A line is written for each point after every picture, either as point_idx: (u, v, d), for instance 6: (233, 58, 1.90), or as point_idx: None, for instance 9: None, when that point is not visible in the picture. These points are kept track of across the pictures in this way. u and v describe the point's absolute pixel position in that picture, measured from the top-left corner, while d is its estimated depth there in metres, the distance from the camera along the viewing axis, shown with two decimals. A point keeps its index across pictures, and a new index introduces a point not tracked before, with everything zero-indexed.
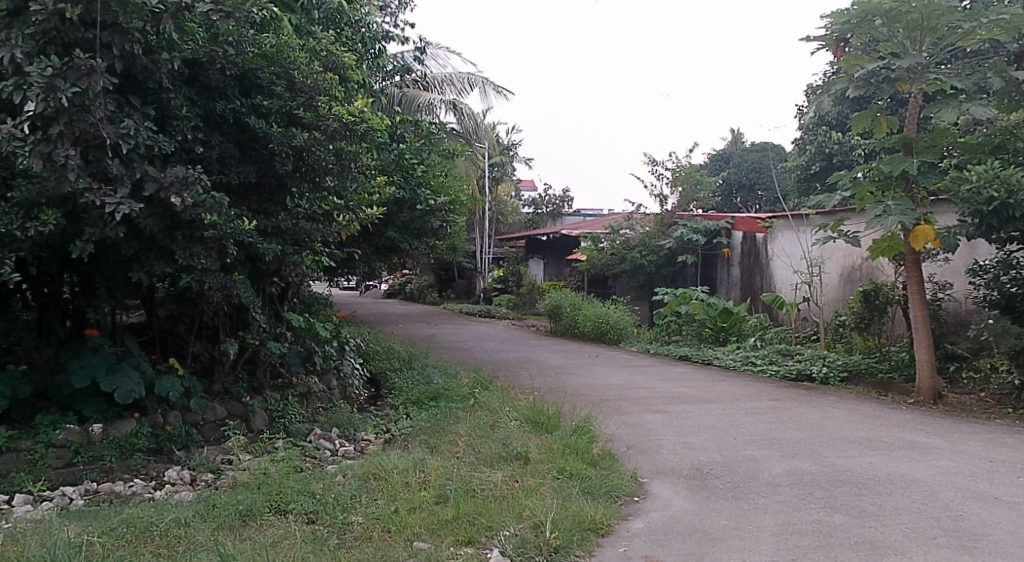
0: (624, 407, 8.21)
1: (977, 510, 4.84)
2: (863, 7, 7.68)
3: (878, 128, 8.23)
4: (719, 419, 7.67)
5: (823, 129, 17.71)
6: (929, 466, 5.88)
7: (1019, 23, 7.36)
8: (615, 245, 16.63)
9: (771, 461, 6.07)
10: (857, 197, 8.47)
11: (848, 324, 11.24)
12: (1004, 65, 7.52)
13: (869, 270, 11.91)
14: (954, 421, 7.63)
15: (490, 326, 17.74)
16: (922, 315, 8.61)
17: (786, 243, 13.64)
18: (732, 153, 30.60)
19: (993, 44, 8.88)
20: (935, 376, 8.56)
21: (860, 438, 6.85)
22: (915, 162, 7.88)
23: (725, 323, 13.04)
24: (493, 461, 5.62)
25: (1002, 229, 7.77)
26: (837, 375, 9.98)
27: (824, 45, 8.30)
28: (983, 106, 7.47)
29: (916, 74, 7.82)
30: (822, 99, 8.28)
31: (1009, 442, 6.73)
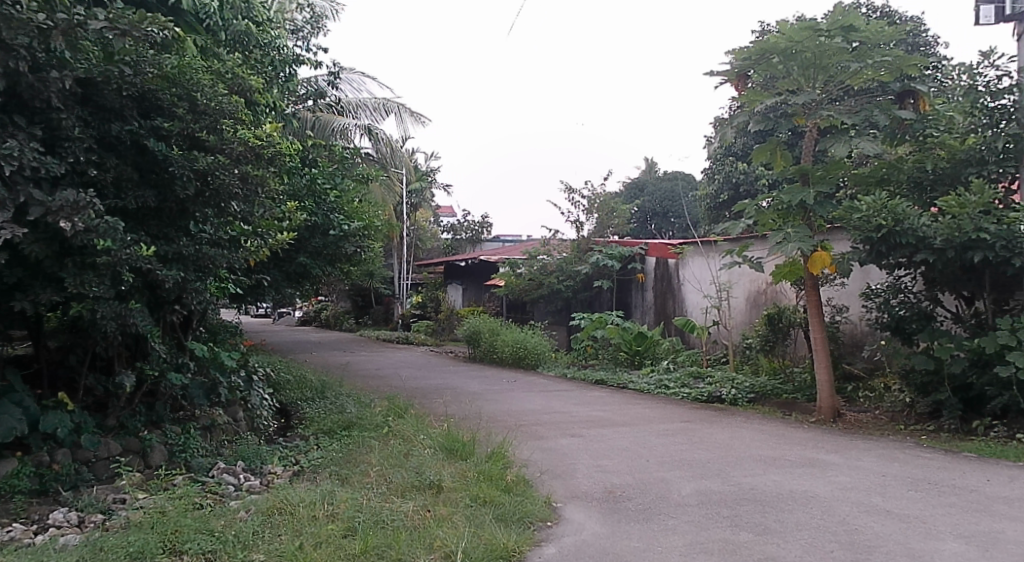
0: (540, 432, 8.24)
1: (871, 524, 5.05)
2: (761, 45, 8.16)
3: (775, 161, 8.69)
4: (632, 442, 7.80)
5: (729, 160, 18.52)
6: (828, 482, 6.13)
7: (901, 64, 7.91)
8: (532, 271, 16.78)
9: (681, 481, 6.20)
10: (760, 224, 8.91)
11: (754, 347, 11.70)
12: (889, 104, 8.07)
13: (772, 295, 12.44)
14: (851, 439, 8.00)
15: (407, 353, 17.56)
16: (821, 338, 9.00)
17: (696, 268, 14.11)
18: (647, 182, 31.33)
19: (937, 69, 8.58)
20: (834, 396, 8.95)
21: (765, 457, 7.08)
22: (812, 192, 8.34)
23: (639, 346, 13.39)
24: (405, 490, 5.52)
25: (890, 255, 8.22)
26: (744, 397, 10.31)
27: (726, 80, 8.67)
28: (870, 142, 8.02)
29: (811, 110, 8.31)
30: (726, 132, 8.70)
31: (900, 457, 7.10)
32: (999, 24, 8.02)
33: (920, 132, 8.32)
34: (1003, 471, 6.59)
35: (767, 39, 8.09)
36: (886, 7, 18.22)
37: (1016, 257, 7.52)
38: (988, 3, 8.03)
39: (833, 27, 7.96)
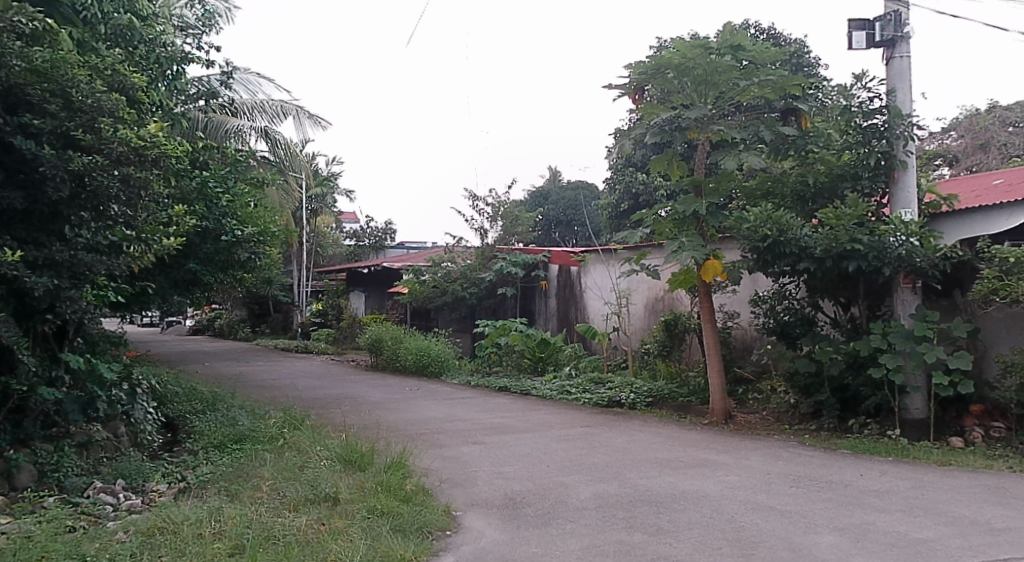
0: (442, 440, 8.17)
1: (756, 520, 5.27)
2: (656, 60, 8.40)
3: (671, 171, 8.95)
4: (533, 447, 7.85)
5: (629, 171, 19.00)
6: (718, 482, 6.35)
7: (785, 84, 8.30)
8: (436, 277, 16.54)
9: (580, 485, 6.28)
10: (657, 233, 9.24)
11: (652, 352, 12.05)
12: (773, 121, 8.62)
13: (669, 301, 12.84)
14: (741, 439, 8.32)
15: (306, 362, 17.09)
16: (713, 342, 9.33)
17: (597, 276, 14.41)
18: (551, 191, 31.74)
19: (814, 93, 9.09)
20: (726, 398, 9.31)
21: (659, 459, 7.26)
22: (704, 203, 8.71)
23: (543, 353, 13.51)
24: (299, 504, 5.33)
25: (775, 263, 8.62)
26: (643, 401, 10.56)
27: (624, 93, 8.88)
28: (756, 155, 8.46)
29: (703, 124, 8.63)
30: (624, 143, 8.90)
31: (785, 456, 7.45)
32: (870, 49, 8.59)
33: (803, 148, 8.71)
34: (876, 466, 7.01)
35: (662, 54, 8.35)
36: (773, 28, 19.16)
37: (887, 265, 8.05)
38: (859, 30, 8.59)
39: (722, 46, 8.32)
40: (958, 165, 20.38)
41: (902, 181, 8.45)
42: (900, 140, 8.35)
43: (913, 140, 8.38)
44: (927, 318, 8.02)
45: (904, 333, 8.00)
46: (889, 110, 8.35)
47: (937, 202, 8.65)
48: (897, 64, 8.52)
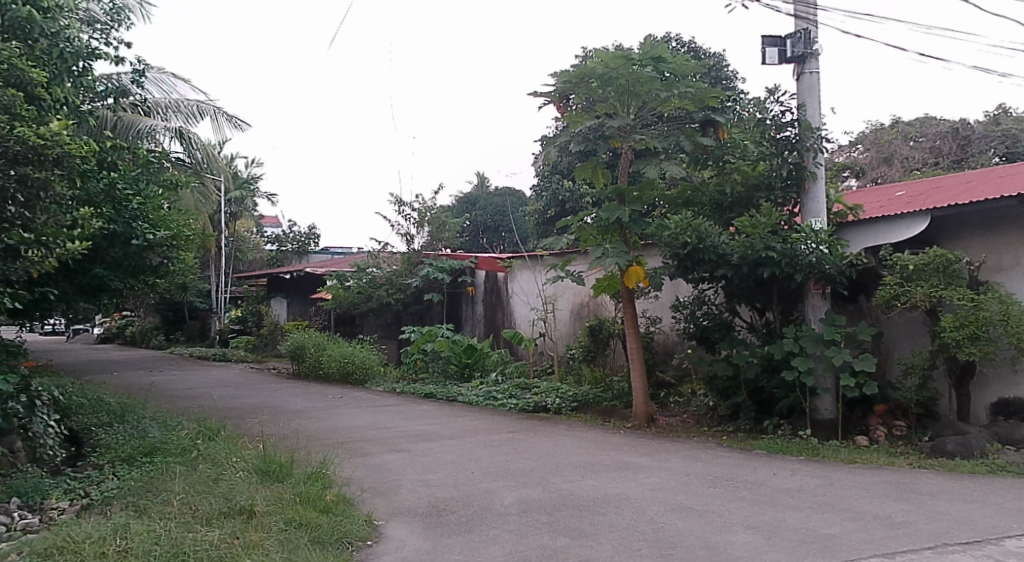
0: (365, 449, 8.04)
1: (675, 521, 5.37)
2: (580, 69, 8.51)
3: (596, 178, 9.06)
4: (457, 454, 7.80)
5: (556, 178, 19.17)
6: (639, 484, 6.45)
7: (703, 95, 8.59)
8: (361, 283, 16.27)
9: (503, 491, 6.27)
10: (582, 239, 9.35)
11: (577, 357, 12.18)
12: (693, 131, 8.81)
13: (594, 307, 13.00)
14: (663, 442, 8.48)
15: (224, 371, 16.54)
16: (636, 347, 9.49)
17: (524, 282, 14.48)
18: (479, 197, 31.75)
19: (729, 103, 9.45)
20: (648, 402, 9.49)
21: (583, 463, 7.33)
22: (627, 210, 8.91)
23: (469, 359, 13.43)
24: (213, 517, 5.15)
25: (694, 270, 8.85)
26: (569, 405, 10.65)
27: (549, 101, 8.95)
28: (676, 164, 8.68)
29: (625, 133, 8.77)
30: (549, 150, 8.96)
31: (704, 457, 7.63)
32: (781, 64, 8.93)
33: (720, 158, 9.04)
34: (789, 465, 7.26)
35: (586, 63, 8.47)
36: (693, 41, 19.71)
37: (798, 272, 8.38)
38: (771, 46, 8.91)
39: (644, 58, 8.48)
40: (864, 177, 21.42)
41: (813, 192, 8.81)
42: (810, 152, 8.69)
43: (823, 152, 8.73)
44: (835, 322, 8.38)
45: (814, 337, 8.34)
46: (800, 123, 8.67)
47: (845, 212, 9.04)
48: (807, 80, 8.87)
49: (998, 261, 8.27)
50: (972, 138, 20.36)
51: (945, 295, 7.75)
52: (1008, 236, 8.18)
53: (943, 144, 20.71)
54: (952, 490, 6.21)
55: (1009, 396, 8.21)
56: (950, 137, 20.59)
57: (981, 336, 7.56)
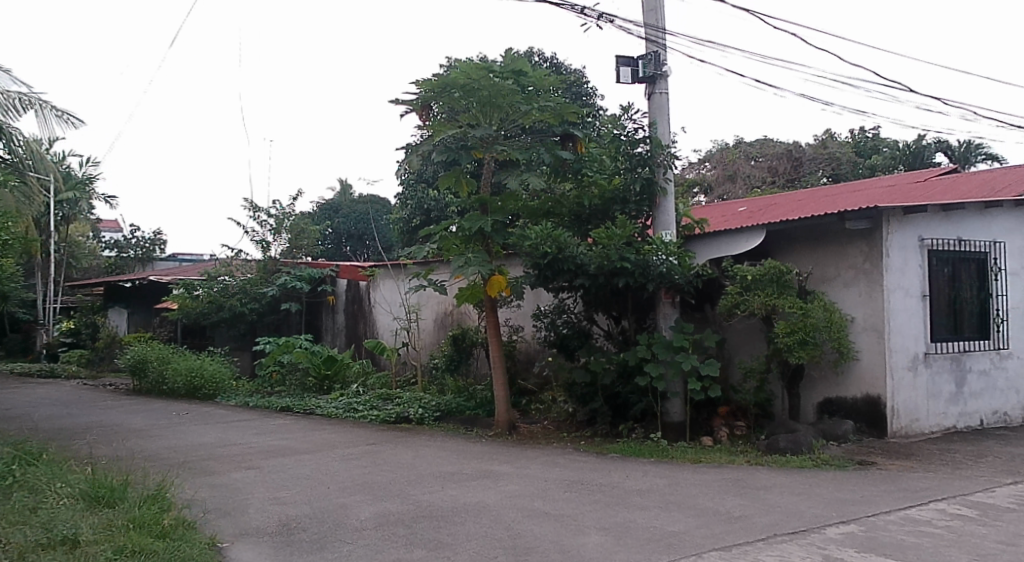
0: (211, 467, 7.60)
1: (532, 526, 5.44)
2: (442, 79, 8.53)
3: (460, 188, 9.06)
4: (312, 469, 7.54)
5: (420, 187, 19.07)
6: (498, 491, 6.49)
7: (562, 111, 8.79)
8: (211, 292, 15.45)
9: (359, 505, 6.12)
10: (444, 248, 9.35)
11: (440, 366, 12.12)
12: (553, 145, 9.02)
13: (458, 316, 13.00)
14: (523, 449, 8.58)
15: (52, 388, 15.13)
16: (498, 355, 9.57)
17: (386, 291, 14.29)
18: (341, 204, 31.04)
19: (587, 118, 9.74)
20: (509, 409, 9.59)
21: (443, 473, 7.28)
22: (489, 220, 9.01)
23: (328, 371, 13.05)
24: (29, 551, 4.66)
25: (554, 279, 9.07)
26: (431, 416, 10.55)
27: (411, 110, 8.87)
28: (536, 176, 8.88)
29: (487, 144, 8.81)
30: (412, 159, 8.88)
31: (562, 462, 7.80)
32: (633, 84, 9.33)
33: (579, 171, 9.30)
34: (641, 467, 7.54)
35: (448, 74, 8.50)
36: (553, 56, 20.22)
37: (650, 282, 8.76)
38: (624, 66, 9.30)
39: (504, 71, 8.60)
40: (711, 194, 22.75)
41: (663, 207, 9.23)
42: (661, 168, 9.10)
43: (672, 168, 9.17)
44: (684, 330, 8.81)
45: (665, 344, 8.74)
46: (651, 141, 9.05)
47: (692, 225, 9.53)
48: (658, 100, 9.32)
49: (824, 272, 9.02)
50: (803, 160, 22.15)
51: (778, 304, 8.34)
52: (832, 249, 8.95)
53: (779, 165, 22.39)
54: (784, 484, 6.68)
55: (832, 396, 8.98)
56: (785, 158, 22.28)
57: (809, 341, 8.22)
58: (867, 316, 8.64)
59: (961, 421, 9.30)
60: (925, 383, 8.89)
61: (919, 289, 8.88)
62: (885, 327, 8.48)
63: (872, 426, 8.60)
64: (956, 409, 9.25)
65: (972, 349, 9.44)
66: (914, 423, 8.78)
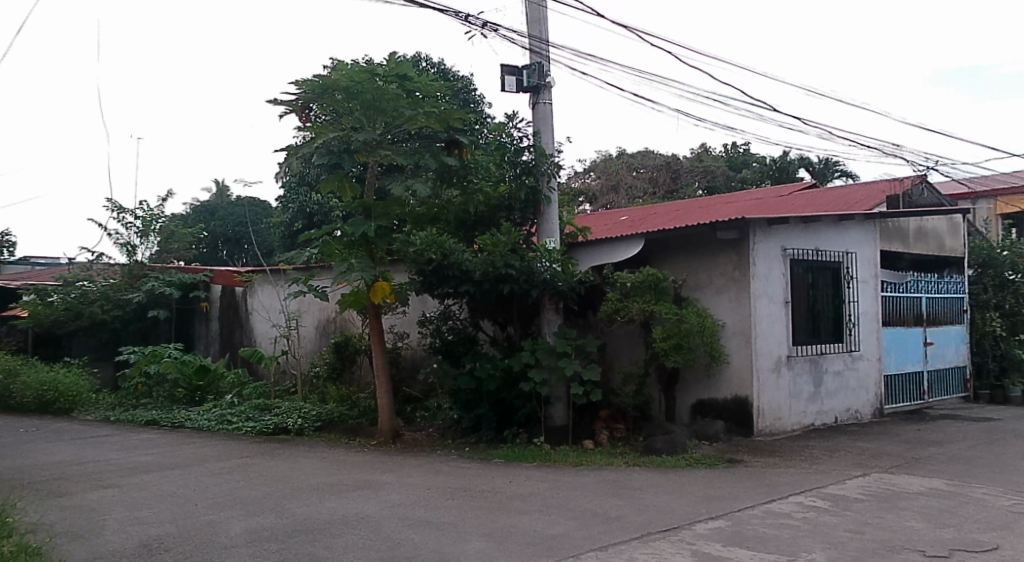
0: (64, 488, 7.07)
1: (411, 535, 5.39)
2: (324, 81, 8.35)
3: (343, 192, 8.85)
4: (179, 485, 7.17)
5: (303, 190, 18.58)
6: (378, 501, 6.39)
7: (447, 117, 8.78)
8: (68, 298, 14.40)
9: (229, 522, 5.86)
10: (326, 253, 9.12)
11: (321, 375, 11.83)
12: (438, 150, 8.98)
13: (340, 323, 12.73)
14: (405, 458, 8.49)
15: None
16: (382, 363, 9.42)
17: (265, 298, 13.81)
18: (218, 206, 29.75)
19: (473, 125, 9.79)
20: (393, 417, 9.46)
21: (322, 484, 7.09)
22: (373, 226, 8.86)
23: (200, 382, 12.49)
24: None
25: (439, 285, 9.03)
26: (311, 426, 10.24)
27: (290, 111, 8.62)
28: (421, 182, 8.83)
29: (371, 148, 8.67)
30: (291, 161, 8.61)
31: (445, 470, 7.77)
32: (518, 92, 9.47)
33: (464, 178, 9.31)
34: (523, 472, 7.62)
35: (330, 76, 8.33)
36: (441, 62, 20.21)
37: (534, 289, 8.89)
38: (510, 75, 9.43)
39: (388, 75, 8.51)
40: (595, 203, 23.32)
41: (547, 215, 9.39)
42: (545, 177, 9.24)
43: (556, 177, 9.35)
44: (567, 335, 8.97)
45: (548, 349, 8.88)
46: (535, 150, 9.21)
47: (575, 233, 9.74)
48: (542, 109, 9.48)
49: (697, 280, 9.45)
50: (681, 172, 23.21)
51: (655, 310, 8.65)
52: (705, 258, 9.39)
53: (658, 176, 23.30)
54: (659, 484, 6.93)
55: (705, 398, 9.39)
56: (664, 170, 23.24)
57: (684, 346, 8.58)
58: (736, 321, 9.11)
59: (819, 419, 9.95)
60: (788, 384, 9.47)
61: (782, 295, 9.45)
62: (752, 331, 8.97)
63: (740, 426, 9.06)
64: (814, 408, 9.89)
65: (829, 351, 10.13)
66: (778, 422, 9.33)
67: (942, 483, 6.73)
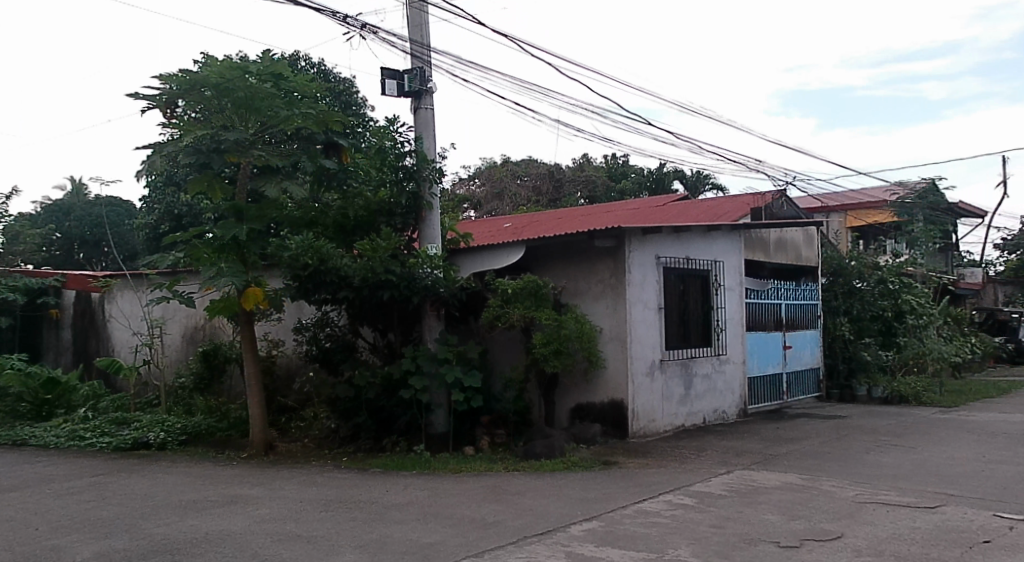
0: None
1: (280, 551, 5.18)
2: (192, 76, 7.94)
3: (212, 194, 8.43)
4: (21, 509, 6.59)
5: (169, 191, 17.64)
6: (246, 517, 6.11)
7: (325, 119, 8.56)
8: None
9: (77, 546, 5.44)
10: (192, 257, 8.65)
11: (188, 386, 11.24)
12: (315, 152, 8.73)
13: (210, 331, 12.17)
14: (277, 470, 8.17)
15: None
16: (254, 372, 9.05)
17: (125, 304, 13.00)
18: (74, 206, 27.71)
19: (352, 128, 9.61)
20: (265, 429, 9.10)
21: (184, 502, 6.70)
22: (245, 229, 8.48)
23: (49, 396, 11.54)
24: None
25: (316, 291, 8.78)
26: (176, 440, 9.67)
27: (153, 107, 8.14)
28: (297, 185, 8.54)
29: (243, 149, 8.31)
30: (154, 159, 8.13)
31: (320, 481, 7.55)
32: (399, 97, 9.35)
33: (342, 181, 9.11)
34: (402, 480, 7.51)
35: (198, 72, 7.93)
36: (321, 62, 19.72)
37: (415, 294, 8.81)
38: (390, 78, 9.28)
39: (261, 73, 8.21)
40: (479, 209, 23.33)
41: (429, 221, 9.31)
42: (426, 182, 9.17)
43: (438, 183, 9.29)
44: (448, 342, 8.93)
45: (429, 356, 8.80)
46: (417, 155, 9.13)
47: (457, 239, 9.76)
48: (423, 115, 9.42)
49: (576, 286, 9.66)
50: (563, 181, 23.71)
51: (535, 316, 8.76)
52: (583, 265, 9.61)
53: (542, 185, 23.60)
54: (536, 488, 7.01)
55: (583, 402, 9.61)
56: (547, 178, 23.61)
57: (563, 351, 8.73)
58: (613, 327, 9.36)
59: (689, 420, 10.38)
60: (660, 387, 9.82)
61: (655, 301, 9.80)
62: (627, 337, 9.24)
63: (616, 428, 9.30)
64: (685, 409, 10.31)
65: (698, 355, 10.60)
66: (651, 424, 9.65)
67: (796, 478, 7.17)
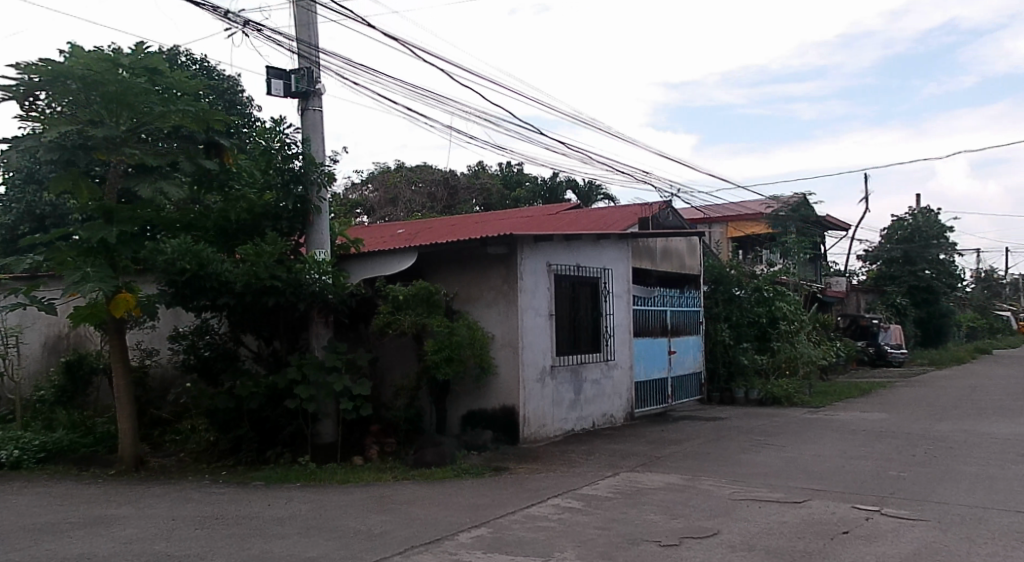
0: None
1: None
2: (55, 67, 7.38)
3: (77, 194, 7.83)
4: None
5: (31, 189, 16.42)
6: (111, 538, 5.71)
7: (205, 117, 8.16)
8: None
9: None
10: (54, 261, 7.99)
11: (48, 399, 10.43)
12: (194, 152, 8.30)
13: (75, 340, 11.37)
14: (148, 487, 7.69)
15: None
16: (124, 384, 8.49)
17: None
18: None
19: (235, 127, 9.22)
20: (136, 443, 8.55)
21: (40, 525, 6.18)
22: (116, 231, 7.92)
23: None
24: None
25: (195, 297, 8.33)
26: (33, 458, 8.92)
27: (9, 98, 7.49)
28: (175, 186, 8.09)
29: (113, 146, 7.78)
30: (10, 155, 7.47)
31: (195, 497, 7.16)
32: (286, 97, 9.05)
33: (224, 183, 8.70)
34: (284, 493, 7.23)
35: (62, 62, 7.37)
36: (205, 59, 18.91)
37: (302, 301, 8.51)
38: (277, 78, 8.97)
39: (134, 66, 7.73)
40: (372, 215, 22.95)
41: (318, 225, 9.00)
42: (315, 186, 8.87)
43: (328, 187, 9.02)
44: (337, 350, 8.66)
45: (316, 364, 8.52)
46: (306, 157, 8.82)
47: (348, 245, 9.53)
48: (312, 117, 9.15)
49: (468, 293, 9.62)
50: (458, 189, 23.68)
51: (426, 323, 8.65)
52: (475, 272, 9.58)
53: (436, 191, 23.48)
54: (425, 496, 6.90)
55: (474, 408, 9.57)
56: (442, 185, 23.50)
57: (454, 358, 8.65)
58: (504, 333, 9.38)
59: (578, 424, 10.54)
60: (551, 393, 9.91)
61: (546, 308, 9.90)
62: (519, 343, 9.28)
63: (507, 434, 9.31)
64: (575, 414, 10.46)
65: (588, 360, 10.78)
66: (541, 429, 9.73)
67: (677, 478, 7.39)
